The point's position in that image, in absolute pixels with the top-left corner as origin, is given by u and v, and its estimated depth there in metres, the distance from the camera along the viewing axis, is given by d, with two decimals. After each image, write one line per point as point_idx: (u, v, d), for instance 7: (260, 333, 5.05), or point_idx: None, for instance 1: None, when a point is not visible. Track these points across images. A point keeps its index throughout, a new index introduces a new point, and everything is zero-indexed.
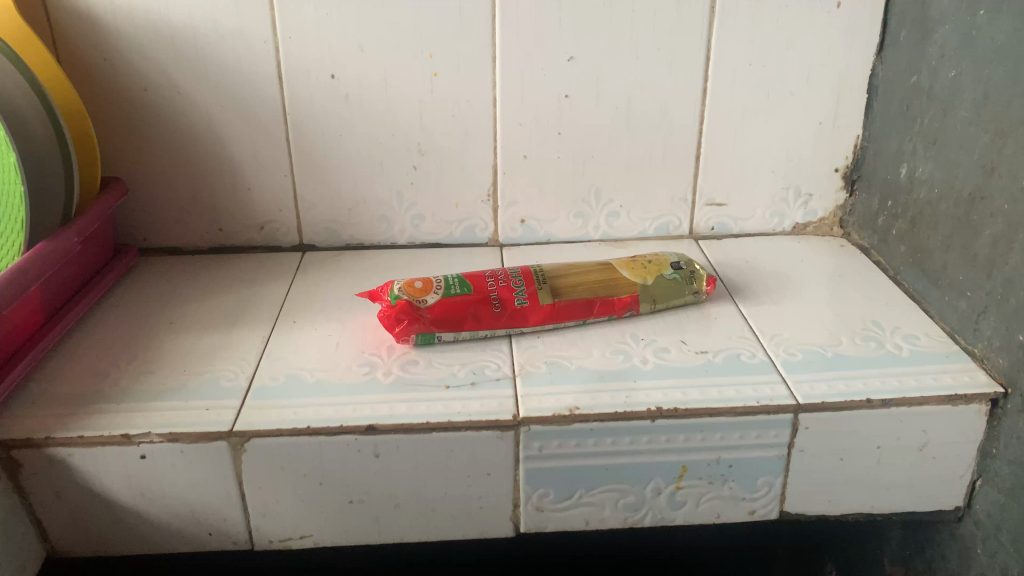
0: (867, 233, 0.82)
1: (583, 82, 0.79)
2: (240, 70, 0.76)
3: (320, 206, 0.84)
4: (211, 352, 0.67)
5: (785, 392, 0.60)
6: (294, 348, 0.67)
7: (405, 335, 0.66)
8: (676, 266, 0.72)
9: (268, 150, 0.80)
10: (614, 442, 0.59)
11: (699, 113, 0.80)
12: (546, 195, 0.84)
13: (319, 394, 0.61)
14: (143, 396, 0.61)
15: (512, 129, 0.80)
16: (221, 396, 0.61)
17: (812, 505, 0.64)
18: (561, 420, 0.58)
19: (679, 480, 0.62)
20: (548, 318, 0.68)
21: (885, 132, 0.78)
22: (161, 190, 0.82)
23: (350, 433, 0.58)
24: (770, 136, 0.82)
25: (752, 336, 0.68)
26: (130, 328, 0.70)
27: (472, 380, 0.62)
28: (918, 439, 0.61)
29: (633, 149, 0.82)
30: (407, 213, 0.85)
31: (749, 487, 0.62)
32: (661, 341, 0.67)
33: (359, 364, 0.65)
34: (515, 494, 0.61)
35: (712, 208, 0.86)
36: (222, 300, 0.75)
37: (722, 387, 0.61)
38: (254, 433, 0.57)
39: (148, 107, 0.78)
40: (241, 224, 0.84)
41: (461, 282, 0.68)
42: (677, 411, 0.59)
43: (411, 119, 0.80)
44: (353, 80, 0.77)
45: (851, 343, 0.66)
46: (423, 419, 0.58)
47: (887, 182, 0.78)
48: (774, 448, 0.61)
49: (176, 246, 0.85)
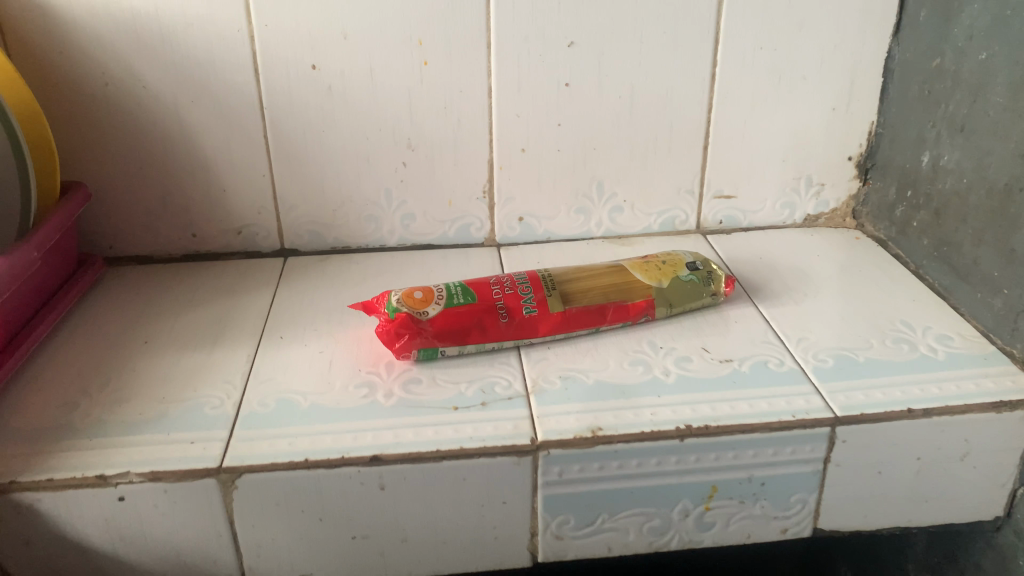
0: (883, 224, 0.78)
1: (584, 69, 0.73)
2: (212, 62, 0.70)
3: (302, 207, 0.77)
4: (191, 375, 0.61)
5: (821, 403, 0.56)
6: (283, 368, 0.61)
7: (406, 350, 0.60)
8: (692, 267, 0.67)
9: (244, 149, 0.74)
10: (639, 464, 0.55)
11: (707, 101, 0.76)
12: (544, 191, 0.79)
13: (315, 421, 0.56)
14: (118, 429, 0.55)
15: (508, 121, 0.75)
16: (205, 427, 0.55)
17: (846, 521, 0.60)
18: (583, 442, 0.54)
19: (708, 501, 0.57)
20: (559, 327, 0.63)
21: (903, 118, 0.74)
22: (127, 193, 0.75)
23: (352, 465, 0.53)
24: (781, 123, 0.77)
25: (777, 341, 0.63)
26: (101, 350, 0.64)
27: (483, 400, 0.57)
28: (959, 448, 0.57)
29: (637, 140, 0.77)
30: (396, 213, 0.79)
31: (782, 505, 0.58)
32: (681, 349, 0.63)
33: (356, 384, 0.59)
34: (533, 522, 0.57)
35: (720, 201, 0.81)
36: (201, 315, 0.69)
37: (754, 400, 0.57)
38: (244, 468, 0.52)
39: (109, 104, 0.71)
40: (216, 228, 0.78)
41: (464, 290, 0.63)
42: (708, 429, 0.54)
43: (399, 111, 0.74)
44: (335, 71, 0.71)
45: (881, 346, 0.62)
46: (432, 446, 0.53)
47: (906, 170, 0.74)
48: (809, 463, 0.57)
49: (146, 254, 0.79)
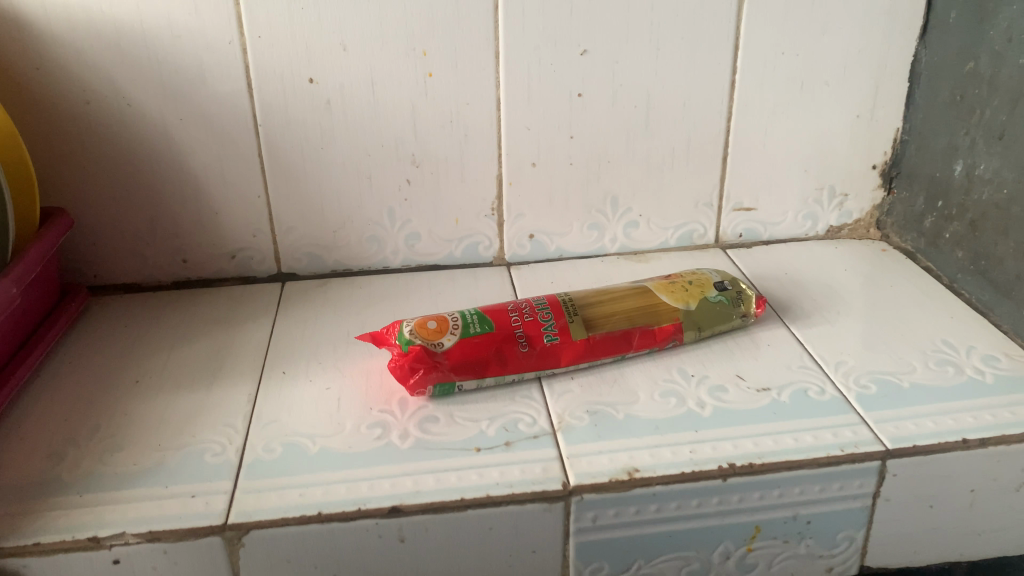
0: (911, 236, 0.75)
1: (597, 78, 0.69)
2: (201, 77, 0.65)
3: (300, 229, 0.73)
4: (188, 418, 0.56)
5: (869, 435, 0.53)
6: (289, 408, 0.57)
7: (421, 386, 0.56)
8: (720, 287, 0.63)
9: (237, 168, 0.69)
10: (679, 506, 0.51)
11: (727, 109, 0.72)
12: (556, 207, 0.75)
13: (327, 468, 0.51)
14: (111, 483, 0.50)
15: (518, 134, 0.71)
16: (207, 477, 0.50)
17: (895, 557, 0.56)
18: (619, 486, 0.50)
19: (751, 542, 0.53)
20: (582, 356, 0.59)
21: (932, 125, 0.71)
22: (112, 218, 0.70)
23: (370, 517, 0.48)
24: (803, 131, 0.74)
25: (815, 366, 0.60)
26: (88, 392, 0.59)
27: (507, 440, 0.53)
28: (1016, 478, 0.53)
29: (653, 152, 0.73)
30: (400, 233, 0.75)
31: (828, 544, 0.54)
32: (714, 377, 0.59)
33: (369, 424, 0.55)
34: (564, 570, 0.53)
35: (740, 214, 0.77)
36: (196, 349, 0.64)
37: (798, 434, 0.53)
38: (252, 524, 0.47)
39: (91, 124, 0.66)
40: (209, 253, 0.73)
41: (480, 318, 0.59)
42: (752, 467, 0.51)
43: (402, 126, 0.69)
44: (334, 84, 0.67)
45: (925, 369, 0.58)
46: (456, 494, 0.49)
47: (936, 180, 0.71)
48: (858, 499, 0.53)
49: (133, 282, 0.74)
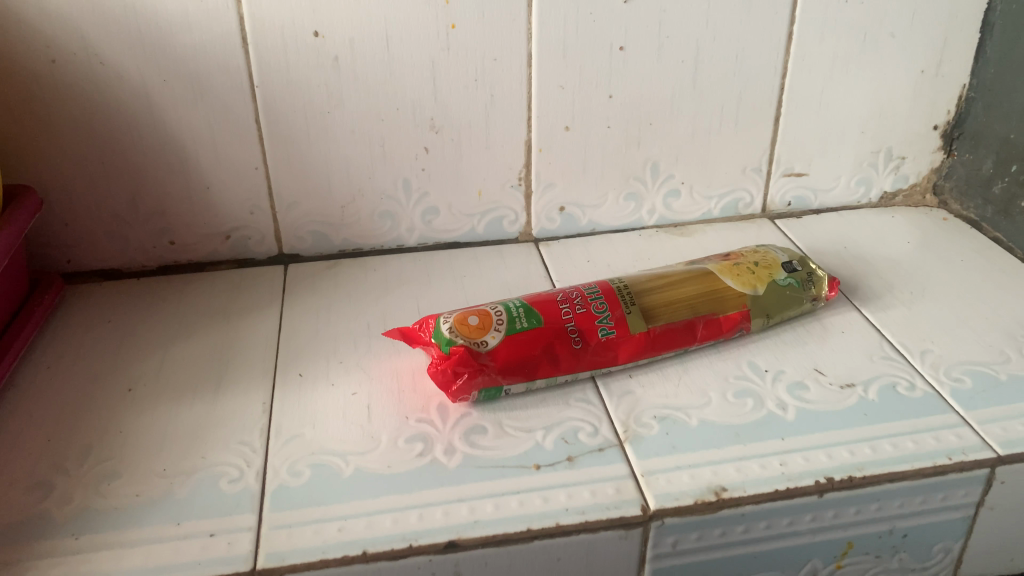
0: (976, 202, 0.69)
1: (642, 30, 0.61)
2: (187, 30, 0.56)
3: (303, 204, 0.64)
4: (195, 434, 0.48)
5: (976, 439, 0.47)
6: (313, 418, 0.50)
7: (464, 392, 0.49)
8: (789, 268, 0.57)
9: (230, 137, 0.60)
10: (769, 525, 0.45)
11: (782, 64, 0.64)
12: (591, 175, 0.67)
13: (366, 494, 0.44)
14: (111, 521, 0.42)
15: (551, 95, 0.63)
16: (225, 511, 0.43)
17: (990, 567, 0.51)
18: (705, 508, 0.43)
19: (841, 559, 0.48)
20: (641, 352, 0.52)
21: (1007, 82, 0.64)
22: (85, 197, 0.61)
23: (423, 554, 0.41)
24: (863, 89, 0.66)
25: (898, 358, 0.54)
26: (73, 405, 0.51)
27: (569, 455, 0.47)
28: None
29: (700, 113, 0.66)
30: (416, 207, 0.66)
31: (922, 556, 0.49)
32: (791, 372, 0.53)
33: (407, 438, 0.48)
34: None
35: (790, 180, 0.70)
36: (193, 348, 0.56)
37: (896, 439, 0.47)
38: (286, 568, 0.40)
39: (57, 86, 0.56)
40: (199, 234, 0.65)
41: (526, 311, 0.51)
42: (853, 481, 0.45)
43: (421, 86, 0.61)
44: (342, 38, 0.58)
45: (1020, 359, 0.53)
46: (521, 525, 0.42)
47: (1010, 143, 0.64)
48: (960, 509, 0.47)
49: (113, 268, 0.65)
